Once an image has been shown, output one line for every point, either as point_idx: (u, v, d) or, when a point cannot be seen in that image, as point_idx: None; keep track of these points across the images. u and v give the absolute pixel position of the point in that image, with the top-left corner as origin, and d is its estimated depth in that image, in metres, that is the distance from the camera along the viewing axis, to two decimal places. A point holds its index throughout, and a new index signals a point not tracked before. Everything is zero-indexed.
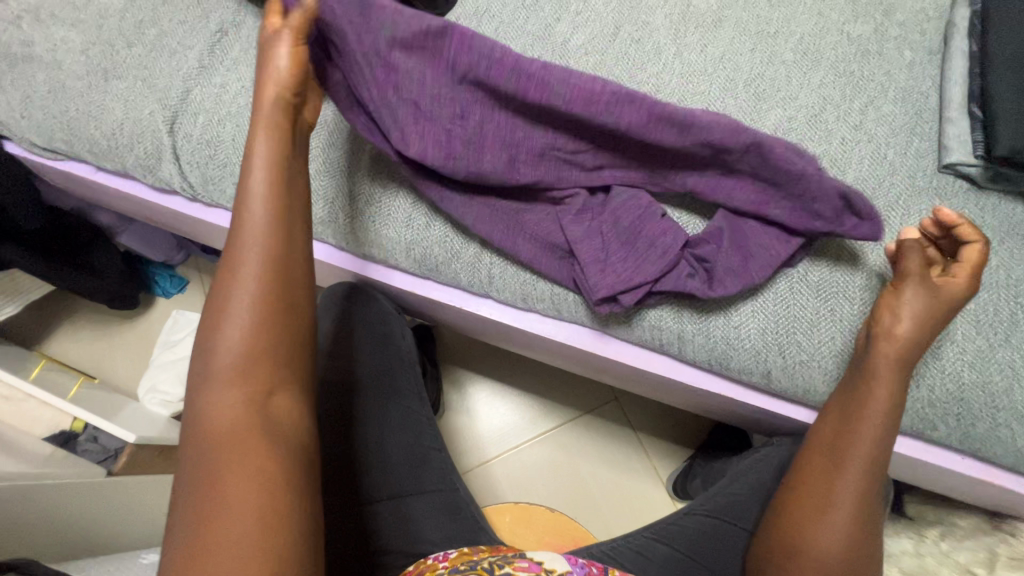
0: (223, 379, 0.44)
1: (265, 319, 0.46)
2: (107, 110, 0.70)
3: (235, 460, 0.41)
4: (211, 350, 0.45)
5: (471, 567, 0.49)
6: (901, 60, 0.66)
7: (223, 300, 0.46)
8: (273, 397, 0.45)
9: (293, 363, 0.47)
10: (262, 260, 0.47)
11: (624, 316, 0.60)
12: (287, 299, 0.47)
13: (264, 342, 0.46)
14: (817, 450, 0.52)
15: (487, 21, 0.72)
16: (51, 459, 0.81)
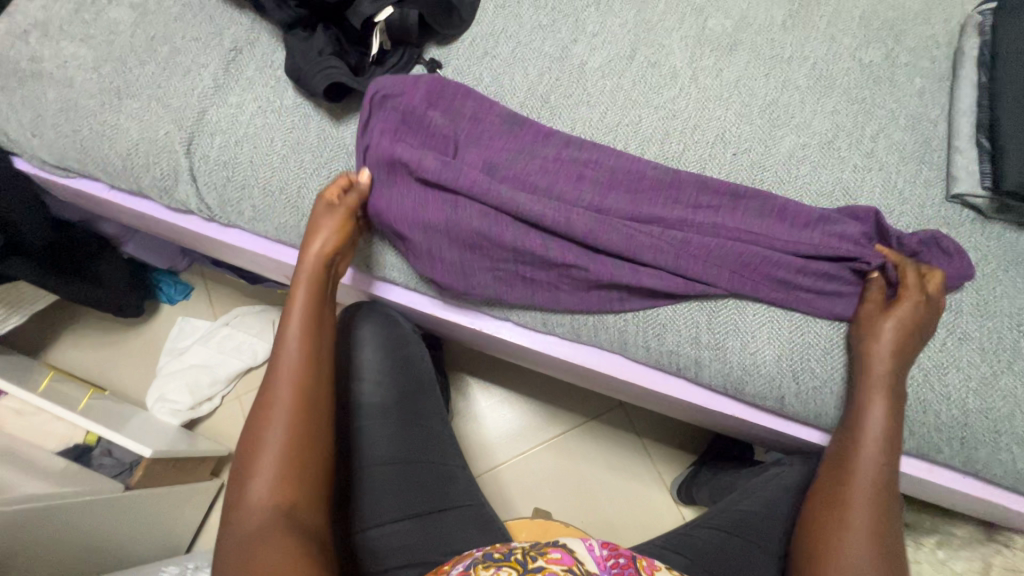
0: (263, 461, 0.50)
1: (297, 432, 0.52)
2: (121, 130, 0.69)
3: (268, 547, 0.46)
4: (248, 472, 0.50)
5: (505, 558, 0.47)
6: (912, 86, 0.68)
7: (261, 402, 0.53)
8: (297, 508, 0.50)
9: (318, 465, 0.53)
10: (294, 389, 0.54)
11: (643, 340, 0.62)
12: (314, 417, 0.54)
13: (295, 447, 0.51)
14: (822, 497, 0.55)
15: (505, 42, 0.72)
16: (64, 474, 0.81)
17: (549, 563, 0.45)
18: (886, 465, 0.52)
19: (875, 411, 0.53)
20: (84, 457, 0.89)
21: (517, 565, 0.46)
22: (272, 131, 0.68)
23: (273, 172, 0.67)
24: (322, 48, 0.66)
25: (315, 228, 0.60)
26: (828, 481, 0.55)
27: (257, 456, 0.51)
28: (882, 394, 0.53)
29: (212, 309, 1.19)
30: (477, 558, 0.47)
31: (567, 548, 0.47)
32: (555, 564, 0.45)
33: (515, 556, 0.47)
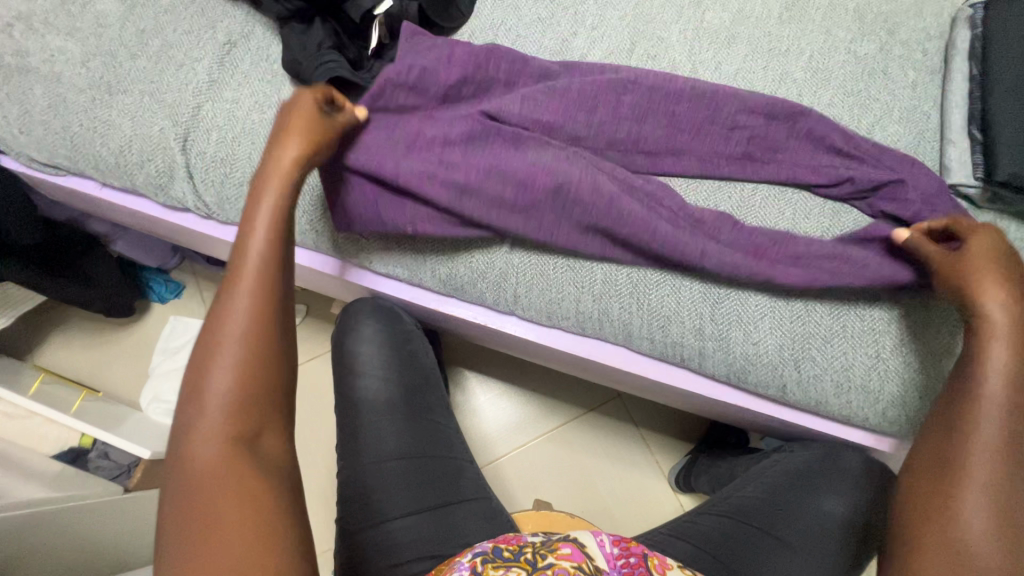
0: (213, 399, 0.44)
1: (251, 378, 0.45)
2: (114, 126, 0.68)
3: (227, 490, 0.41)
4: (198, 395, 0.44)
5: (514, 557, 0.47)
6: (906, 79, 0.69)
7: (213, 316, 0.47)
8: (259, 438, 0.45)
9: (278, 414, 0.46)
10: (257, 275, 0.48)
11: (647, 332, 0.62)
12: (274, 361, 0.47)
13: (248, 397, 0.45)
14: (918, 502, 0.45)
15: (504, 35, 0.71)
16: (61, 478, 0.80)
17: (558, 560, 0.45)
18: (1011, 451, 0.43)
19: (987, 420, 0.44)
20: (80, 460, 0.88)
21: (526, 565, 0.46)
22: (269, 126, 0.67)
23: None
24: (320, 42, 0.65)
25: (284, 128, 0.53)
26: (921, 476, 0.46)
27: (198, 401, 0.44)
28: (1004, 372, 0.45)
29: (204, 307, 1.18)
30: (488, 556, 0.48)
31: (577, 544, 0.48)
32: (564, 560, 0.46)
33: (524, 555, 0.47)
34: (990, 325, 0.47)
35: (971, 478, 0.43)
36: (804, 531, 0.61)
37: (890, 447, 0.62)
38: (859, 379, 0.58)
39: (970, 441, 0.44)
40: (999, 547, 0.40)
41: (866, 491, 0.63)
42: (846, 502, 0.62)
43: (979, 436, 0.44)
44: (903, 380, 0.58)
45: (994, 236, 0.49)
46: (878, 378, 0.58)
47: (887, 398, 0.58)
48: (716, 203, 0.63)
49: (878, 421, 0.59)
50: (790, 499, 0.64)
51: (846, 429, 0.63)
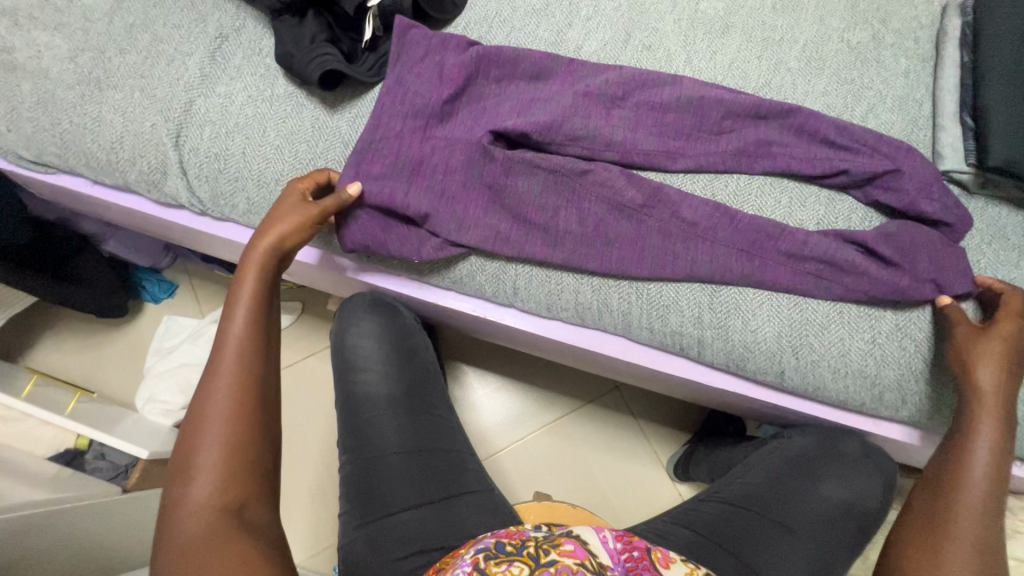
0: (203, 467, 0.45)
1: (238, 441, 0.47)
2: (104, 122, 0.67)
3: (216, 559, 0.42)
4: (186, 472, 0.45)
5: (517, 551, 0.47)
6: (898, 67, 0.69)
7: (201, 395, 0.48)
8: (247, 508, 0.45)
9: (267, 482, 0.47)
10: (242, 349, 0.50)
11: (647, 321, 0.62)
12: (258, 431, 0.48)
13: (235, 468, 0.46)
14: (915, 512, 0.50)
15: (499, 26, 0.71)
16: (57, 480, 0.79)
17: (562, 557, 0.45)
18: (997, 478, 0.48)
19: (980, 448, 0.49)
20: (76, 462, 0.87)
21: (529, 561, 0.46)
22: (264, 121, 0.66)
23: (266, 162, 0.66)
24: (314, 35, 0.64)
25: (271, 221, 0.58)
26: (920, 499, 0.50)
27: (188, 474, 0.45)
28: (992, 416, 0.50)
29: (199, 306, 1.17)
30: (490, 552, 0.47)
31: (580, 540, 0.48)
32: (567, 557, 0.46)
33: (527, 549, 0.47)
34: (982, 396, 0.51)
35: (963, 505, 0.47)
36: (804, 515, 0.61)
37: (888, 431, 0.63)
38: (856, 364, 0.59)
39: (960, 469, 0.49)
40: (980, 568, 0.45)
41: (862, 474, 0.64)
42: (844, 486, 0.63)
43: (972, 462, 0.49)
44: (899, 364, 0.59)
45: (1022, 326, 0.52)
46: (875, 362, 0.59)
47: (884, 382, 0.59)
48: (712, 192, 0.64)
49: (875, 405, 0.60)
50: (789, 484, 0.64)
51: (844, 414, 0.64)
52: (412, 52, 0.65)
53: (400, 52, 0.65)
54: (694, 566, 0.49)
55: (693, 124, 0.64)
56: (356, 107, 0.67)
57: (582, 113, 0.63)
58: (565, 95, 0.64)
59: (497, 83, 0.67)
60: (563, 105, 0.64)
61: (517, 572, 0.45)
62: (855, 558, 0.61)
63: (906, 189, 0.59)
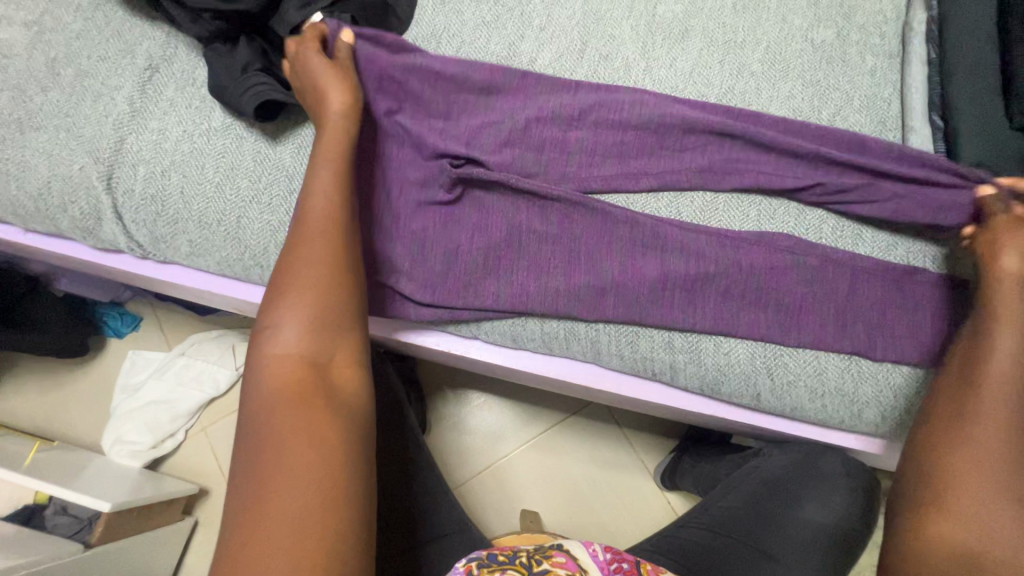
0: (291, 300, 0.47)
1: (329, 284, 0.48)
2: (29, 167, 0.62)
3: (293, 415, 0.43)
4: (273, 312, 0.47)
5: (509, 561, 0.49)
6: (864, 65, 0.66)
7: (292, 236, 0.51)
8: (332, 372, 0.46)
9: (354, 356, 0.48)
10: (326, 210, 0.51)
11: (616, 350, 0.60)
12: (348, 301, 0.49)
13: (320, 320, 0.47)
14: (935, 423, 0.49)
15: (447, 42, 0.67)
16: (16, 541, 0.75)
17: (554, 567, 0.47)
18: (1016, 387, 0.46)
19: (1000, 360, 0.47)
20: (36, 518, 0.82)
21: (522, 569, 0.47)
22: (202, 158, 0.62)
23: (207, 202, 0.62)
24: (247, 63, 0.60)
25: (320, 80, 0.56)
26: (938, 419, 0.49)
27: (280, 305, 0.47)
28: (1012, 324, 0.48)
29: (164, 338, 1.13)
30: (483, 562, 0.49)
31: (570, 554, 0.50)
32: (558, 568, 0.47)
33: (519, 559, 0.49)
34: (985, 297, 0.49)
35: (985, 421, 0.46)
36: (785, 541, 0.60)
37: (868, 448, 0.61)
38: (833, 382, 0.57)
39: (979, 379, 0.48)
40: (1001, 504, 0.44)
41: (845, 495, 0.62)
42: (824, 506, 0.62)
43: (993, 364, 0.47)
44: (877, 380, 0.57)
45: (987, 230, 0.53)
46: (852, 380, 0.57)
47: (861, 399, 0.57)
48: (677, 208, 0.61)
49: (855, 422, 0.58)
50: (770, 508, 0.62)
51: (824, 432, 0.62)
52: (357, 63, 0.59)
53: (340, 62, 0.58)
54: None
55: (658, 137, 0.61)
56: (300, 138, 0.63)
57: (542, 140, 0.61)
58: (519, 117, 0.61)
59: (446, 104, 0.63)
60: (516, 127, 0.61)
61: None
62: None
63: (875, 198, 0.57)
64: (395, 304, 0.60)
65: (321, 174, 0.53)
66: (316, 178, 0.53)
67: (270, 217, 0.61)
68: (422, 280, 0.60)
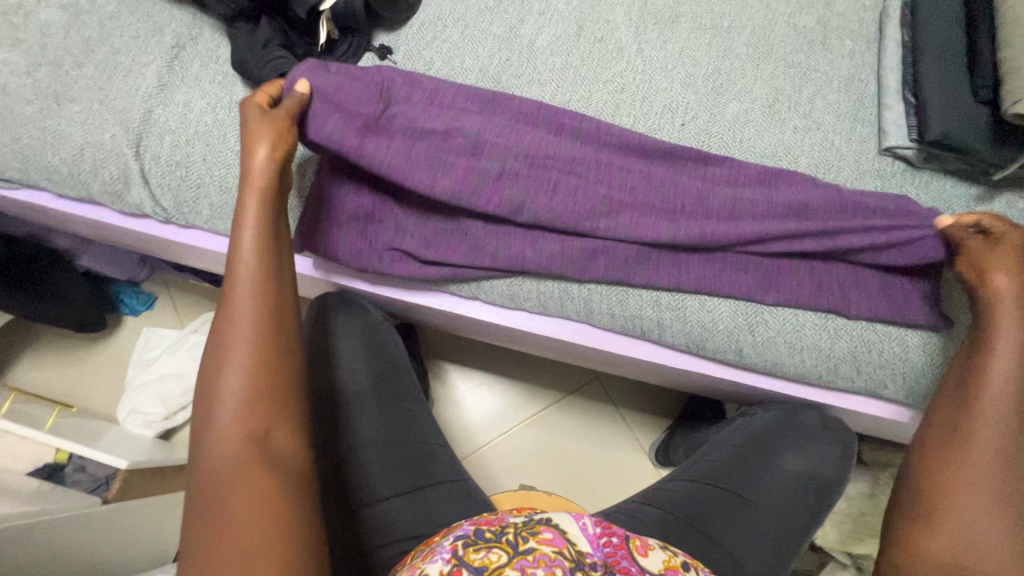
0: (228, 385, 0.47)
1: (265, 359, 0.48)
2: (64, 136, 0.67)
3: (242, 487, 0.43)
4: (212, 403, 0.47)
5: (495, 537, 0.46)
6: (843, 48, 0.71)
7: (222, 323, 0.49)
8: (271, 435, 0.46)
9: (292, 412, 0.48)
10: (257, 272, 0.51)
11: (607, 308, 0.64)
12: (279, 363, 0.49)
13: (262, 396, 0.47)
14: (935, 450, 0.50)
15: (453, 25, 0.72)
16: (39, 494, 0.79)
17: (540, 545, 0.44)
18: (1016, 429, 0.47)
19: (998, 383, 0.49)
20: (57, 476, 0.86)
21: (507, 547, 0.45)
22: (224, 128, 0.67)
23: (228, 168, 0.66)
24: (268, 40, 0.65)
25: (251, 131, 0.54)
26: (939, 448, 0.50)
27: (219, 391, 0.47)
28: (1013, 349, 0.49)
29: (178, 316, 1.17)
30: (469, 539, 0.46)
31: (559, 529, 0.47)
32: (546, 545, 0.45)
33: (505, 536, 0.46)
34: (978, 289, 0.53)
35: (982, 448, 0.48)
36: (766, 490, 0.63)
37: (846, 403, 0.64)
38: (810, 338, 0.61)
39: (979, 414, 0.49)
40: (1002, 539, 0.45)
41: (823, 447, 0.65)
42: (804, 458, 0.65)
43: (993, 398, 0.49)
44: (852, 336, 0.60)
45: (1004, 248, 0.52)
46: (828, 336, 0.61)
47: (837, 354, 0.61)
48: None
49: (832, 376, 0.62)
50: (753, 460, 0.66)
51: (803, 388, 0.65)
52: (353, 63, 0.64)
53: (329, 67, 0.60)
54: (671, 553, 0.49)
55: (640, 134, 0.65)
56: None
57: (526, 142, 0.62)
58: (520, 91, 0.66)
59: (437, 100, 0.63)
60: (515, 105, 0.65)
61: (496, 558, 0.44)
62: (817, 526, 0.63)
63: None
64: (402, 266, 0.65)
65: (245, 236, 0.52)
66: (240, 254, 0.51)
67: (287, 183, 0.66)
68: (426, 240, 0.64)
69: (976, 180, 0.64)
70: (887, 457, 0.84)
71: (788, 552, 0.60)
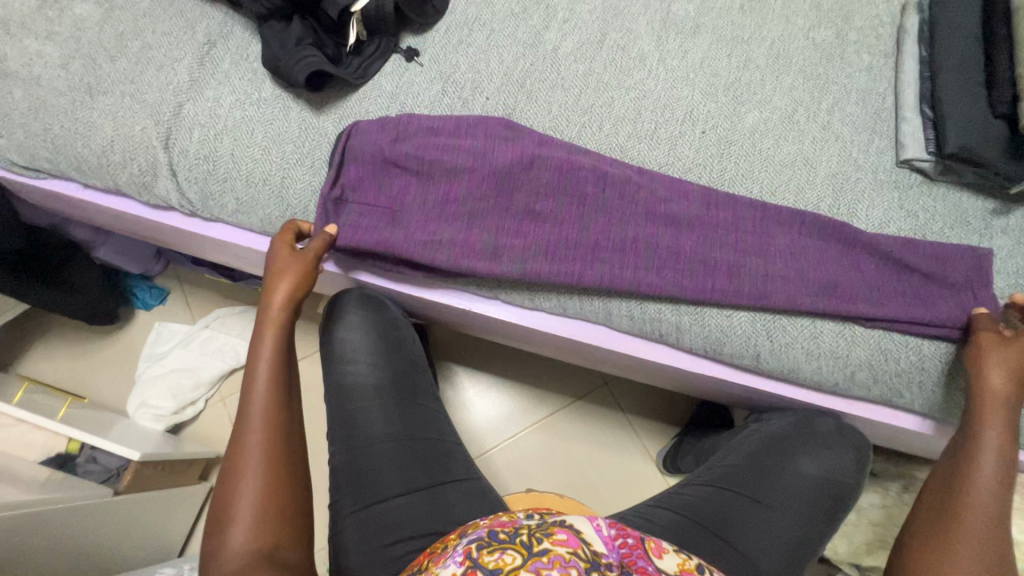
0: (242, 493, 0.48)
1: (277, 465, 0.50)
2: (95, 127, 0.69)
3: None
4: (223, 518, 0.47)
5: (509, 539, 0.46)
6: (862, 62, 0.72)
7: (235, 437, 0.52)
8: (279, 548, 0.47)
9: (299, 523, 0.49)
10: (271, 382, 0.54)
11: (626, 310, 0.65)
12: (291, 467, 0.51)
13: (274, 503, 0.48)
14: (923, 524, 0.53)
15: (479, 29, 0.74)
16: (51, 483, 0.79)
17: (554, 546, 0.44)
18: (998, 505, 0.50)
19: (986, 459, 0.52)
20: (68, 466, 0.87)
21: (521, 548, 0.44)
22: (252, 123, 0.68)
23: (255, 162, 0.68)
24: (299, 39, 0.66)
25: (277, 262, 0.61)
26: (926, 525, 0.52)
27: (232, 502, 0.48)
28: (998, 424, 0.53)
29: (190, 312, 1.18)
30: (483, 541, 0.46)
31: (573, 530, 0.47)
32: (560, 546, 0.44)
33: (520, 537, 0.46)
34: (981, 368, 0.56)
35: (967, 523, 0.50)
36: (781, 495, 0.63)
37: (860, 410, 0.65)
38: (827, 345, 0.61)
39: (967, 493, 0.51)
40: None
41: (838, 453, 0.66)
42: (820, 463, 0.66)
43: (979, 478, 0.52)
44: (870, 343, 0.61)
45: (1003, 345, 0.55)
46: (845, 343, 0.61)
47: (854, 362, 0.61)
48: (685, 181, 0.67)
49: (848, 384, 0.62)
50: (769, 465, 0.66)
51: (819, 395, 0.66)
52: (361, 162, 0.66)
53: (339, 181, 0.66)
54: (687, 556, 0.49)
55: (665, 191, 0.65)
56: (342, 109, 0.70)
57: (548, 223, 0.64)
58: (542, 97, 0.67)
59: (453, 197, 0.65)
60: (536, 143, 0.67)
61: (511, 560, 0.43)
62: (831, 532, 0.63)
63: None
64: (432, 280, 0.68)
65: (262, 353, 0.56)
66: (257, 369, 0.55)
67: (312, 179, 0.67)
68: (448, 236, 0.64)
69: (992, 193, 0.65)
70: (897, 468, 0.85)
71: (802, 556, 0.60)
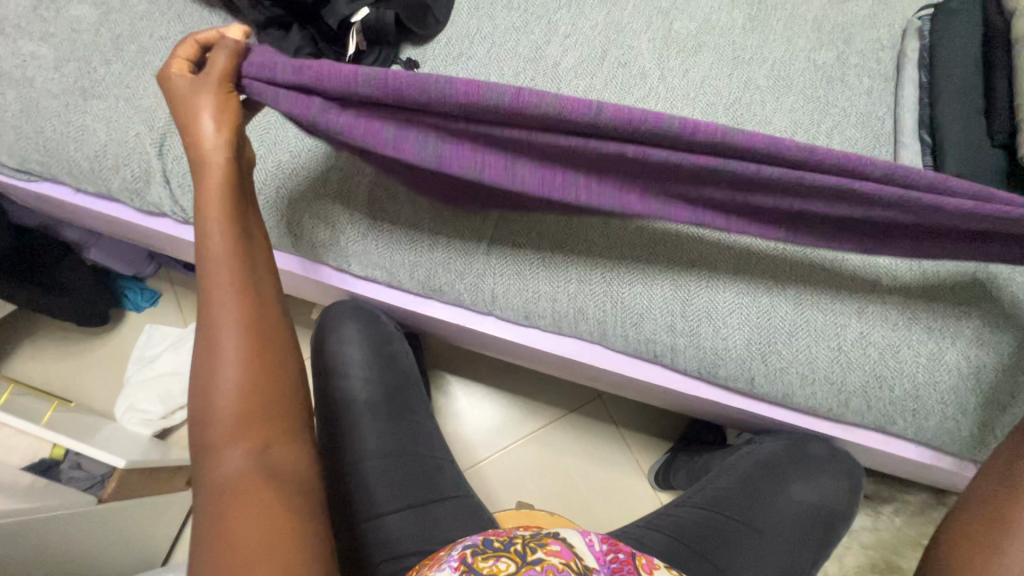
0: (221, 394, 0.45)
1: (253, 362, 0.46)
2: (88, 131, 0.67)
3: (245, 503, 0.41)
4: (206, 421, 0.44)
5: (504, 547, 0.46)
6: (862, 85, 0.72)
7: (204, 329, 0.47)
8: (270, 448, 0.45)
9: (289, 418, 0.47)
10: (229, 264, 0.48)
11: (621, 331, 0.64)
12: (271, 361, 0.47)
13: (257, 406, 0.45)
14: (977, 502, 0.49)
15: (479, 42, 0.73)
16: (32, 490, 0.78)
17: (548, 555, 0.44)
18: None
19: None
20: (50, 472, 0.85)
21: (516, 556, 0.44)
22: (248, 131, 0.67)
23: None
24: (298, 49, 0.66)
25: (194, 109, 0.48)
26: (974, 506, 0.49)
27: (213, 402, 0.45)
28: None
29: (182, 314, 1.16)
30: (478, 548, 0.46)
31: (566, 542, 0.47)
32: (554, 556, 0.44)
33: (514, 546, 0.46)
34: None
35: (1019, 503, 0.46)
36: (771, 519, 0.64)
37: (855, 436, 0.64)
38: (822, 371, 0.61)
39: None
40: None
41: (830, 478, 0.66)
42: (811, 488, 0.66)
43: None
44: (865, 370, 0.60)
45: None
46: (840, 369, 0.60)
47: (849, 388, 0.61)
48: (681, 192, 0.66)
49: (843, 410, 0.62)
50: (761, 489, 0.66)
51: (814, 421, 0.66)
52: None
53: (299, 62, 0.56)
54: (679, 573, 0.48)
55: None
56: None
57: None
58: None
59: None
60: None
61: (504, 567, 0.43)
62: (822, 558, 0.63)
63: None
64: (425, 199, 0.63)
65: (210, 232, 0.48)
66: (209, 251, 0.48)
67: (306, 189, 0.66)
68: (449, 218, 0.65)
69: None
70: (889, 490, 0.84)
71: None
